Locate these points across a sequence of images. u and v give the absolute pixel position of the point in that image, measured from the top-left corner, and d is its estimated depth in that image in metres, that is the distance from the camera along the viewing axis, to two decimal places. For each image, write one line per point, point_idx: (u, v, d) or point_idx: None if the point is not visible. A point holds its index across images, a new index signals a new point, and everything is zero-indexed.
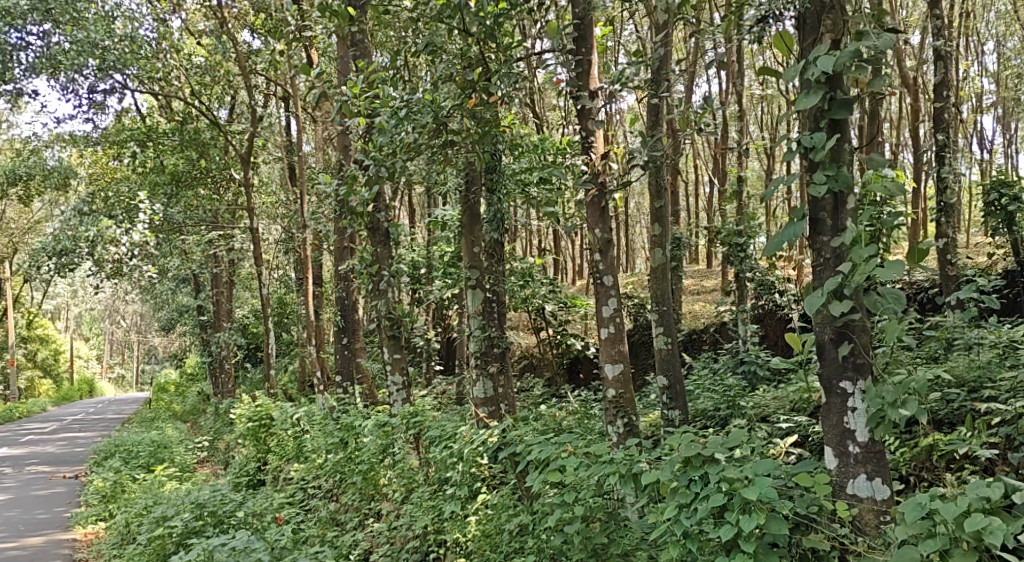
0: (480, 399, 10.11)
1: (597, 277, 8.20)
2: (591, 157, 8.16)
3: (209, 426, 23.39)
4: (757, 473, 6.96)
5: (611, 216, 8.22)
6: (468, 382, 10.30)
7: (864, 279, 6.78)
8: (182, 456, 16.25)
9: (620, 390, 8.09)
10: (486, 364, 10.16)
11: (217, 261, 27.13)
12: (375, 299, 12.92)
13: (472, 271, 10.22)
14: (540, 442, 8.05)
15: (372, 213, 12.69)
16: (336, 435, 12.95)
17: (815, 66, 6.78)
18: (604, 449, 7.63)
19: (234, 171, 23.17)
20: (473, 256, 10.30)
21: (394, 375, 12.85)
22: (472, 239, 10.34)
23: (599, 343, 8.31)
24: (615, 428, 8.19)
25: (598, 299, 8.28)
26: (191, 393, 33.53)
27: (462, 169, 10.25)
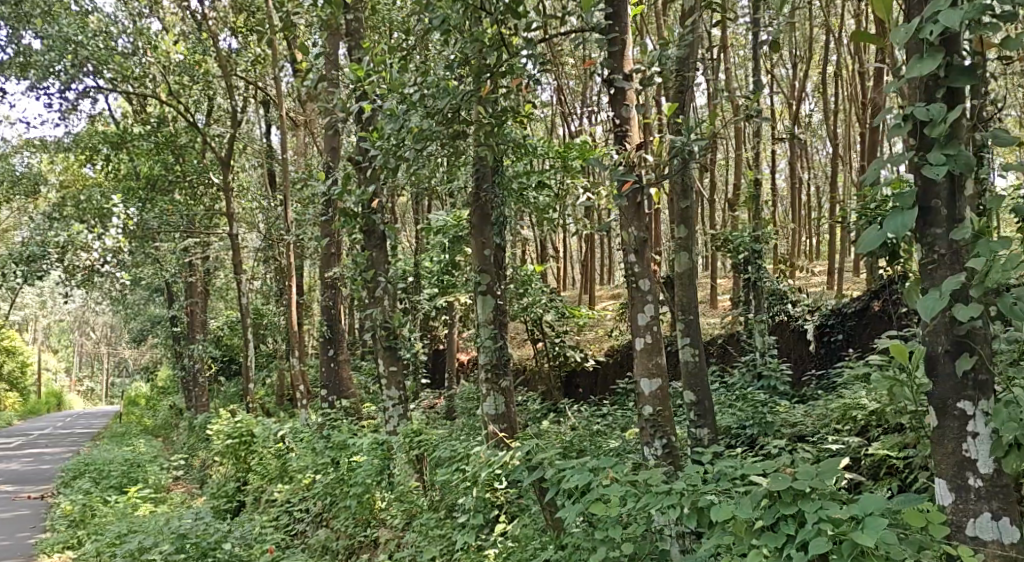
0: (489, 415, 9.21)
1: (633, 280, 7.54)
2: (625, 148, 7.43)
3: (183, 442, 22.35)
4: (865, 512, 6.11)
5: (648, 212, 7.51)
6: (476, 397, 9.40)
7: (997, 283, 6.00)
8: (156, 476, 15.24)
9: (659, 406, 7.35)
10: (497, 378, 9.29)
11: (193, 270, 26.19)
12: (370, 307, 12.10)
13: (481, 274, 9.38)
14: (574, 467, 7.17)
15: (367, 216, 11.88)
16: (326, 455, 12.05)
17: (935, 24, 5.97)
18: (659, 476, 6.80)
19: (212, 174, 22.26)
20: (482, 260, 9.45)
21: (390, 390, 11.94)
22: (480, 240, 9.47)
23: (633, 354, 7.62)
24: (652, 451, 7.46)
25: (633, 305, 7.56)
26: (164, 407, 32.43)
27: (472, 163, 9.43)
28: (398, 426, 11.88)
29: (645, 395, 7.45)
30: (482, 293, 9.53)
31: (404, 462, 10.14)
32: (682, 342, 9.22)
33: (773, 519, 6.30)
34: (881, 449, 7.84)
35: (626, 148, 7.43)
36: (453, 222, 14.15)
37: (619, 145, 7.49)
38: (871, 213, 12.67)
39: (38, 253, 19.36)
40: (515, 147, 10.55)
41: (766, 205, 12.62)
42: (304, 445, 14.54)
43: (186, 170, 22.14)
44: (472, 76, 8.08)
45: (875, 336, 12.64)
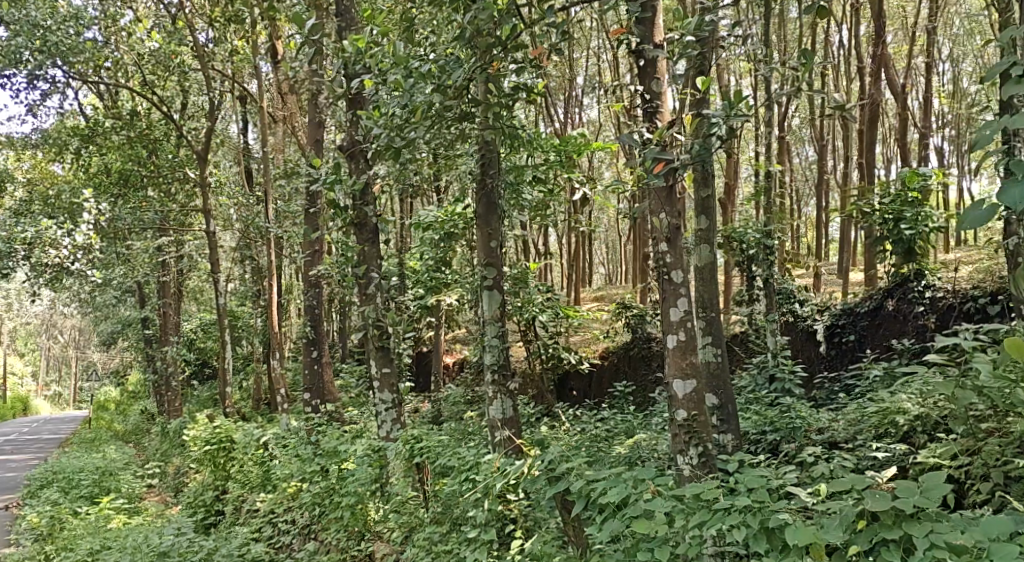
0: (500, 422, 8.59)
1: (665, 272, 7.71)
2: (656, 125, 7.66)
3: (156, 448, 21.47)
4: (985, 538, 6.30)
5: (679, 197, 7.64)
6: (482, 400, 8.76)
7: None
8: (130, 484, 14.45)
9: (694, 410, 7.54)
10: (505, 380, 8.66)
11: (166, 269, 25.33)
12: (360, 307, 11.46)
13: (488, 268, 8.73)
14: (607, 478, 7.15)
15: (357, 208, 11.29)
16: (315, 462, 11.36)
17: None
18: (715, 492, 6.91)
19: (188, 169, 21.47)
20: (488, 253, 8.85)
21: (383, 393, 11.25)
22: (486, 232, 8.91)
23: (667, 353, 7.79)
24: (686, 459, 7.60)
25: (664, 300, 7.75)
26: (134, 412, 31.38)
27: (477, 147, 8.80)
28: (391, 431, 11.24)
29: (676, 395, 7.64)
30: (489, 288, 8.86)
31: (402, 470, 9.55)
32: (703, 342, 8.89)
33: (872, 543, 6.50)
34: (932, 458, 7.91)
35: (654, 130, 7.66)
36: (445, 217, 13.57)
37: (648, 124, 7.57)
38: (885, 210, 12.25)
39: (3, 251, 18.51)
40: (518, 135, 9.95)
41: (774, 200, 12.20)
42: (288, 451, 13.85)
43: (160, 165, 21.30)
44: (478, 53, 7.61)
45: (888, 337, 12.22)
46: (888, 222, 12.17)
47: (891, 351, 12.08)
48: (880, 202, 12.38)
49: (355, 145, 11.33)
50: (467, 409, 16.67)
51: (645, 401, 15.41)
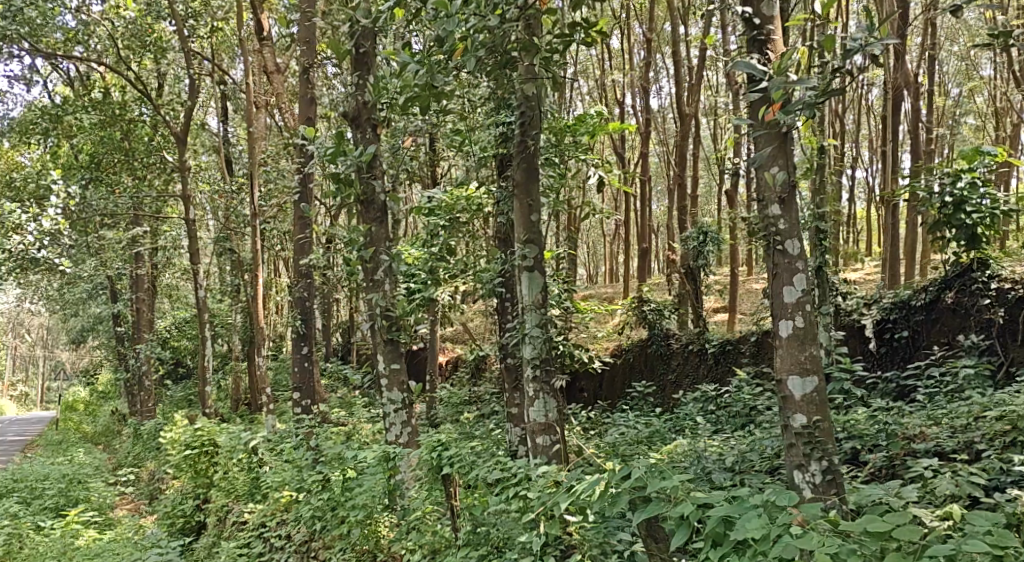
0: (540, 438, 8.24)
1: (779, 246, 7.84)
2: (768, 55, 8.02)
3: (128, 453, 20.02)
4: None
5: (793, 141, 7.79)
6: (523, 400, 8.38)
7: None
8: (102, 493, 13.08)
9: (819, 416, 7.64)
10: (547, 379, 8.27)
11: (140, 261, 23.86)
12: (365, 294, 10.23)
13: (529, 247, 8.27)
14: (742, 508, 6.69)
15: (363, 182, 10.05)
16: (315, 470, 10.13)
17: None
18: (914, 532, 6.43)
19: (165, 153, 20.13)
20: (528, 229, 8.39)
21: (391, 392, 10.02)
22: (525, 205, 8.44)
23: (777, 346, 7.88)
24: (808, 478, 7.66)
25: (779, 277, 7.88)
26: (104, 413, 29.78)
27: (517, 105, 8.41)
28: (401, 436, 9.98)
29: (790, 393, 7.75)
30: (530, 269, 8.38)
31: (426, 480, 8.47)
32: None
33: None
34: None
35: (766, 65, 7.93)
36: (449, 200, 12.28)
37: (759, 57, 7.88)
38: (949, 194, 10.90)
39: None
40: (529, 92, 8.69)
41: (827, 178, 11.04)
42: (280, 456, 12.56)
43: (134, 148, 19.77)
44: None
45: (947, 333, 11.11)
46: (948, 208, 10.92)
47: (954, 348, 10.97)
48: (937, 184, 11.04)
49: (360, 113, 10.11)
50: (468, 411, 15.46)
51: (665, 402, 14.26)
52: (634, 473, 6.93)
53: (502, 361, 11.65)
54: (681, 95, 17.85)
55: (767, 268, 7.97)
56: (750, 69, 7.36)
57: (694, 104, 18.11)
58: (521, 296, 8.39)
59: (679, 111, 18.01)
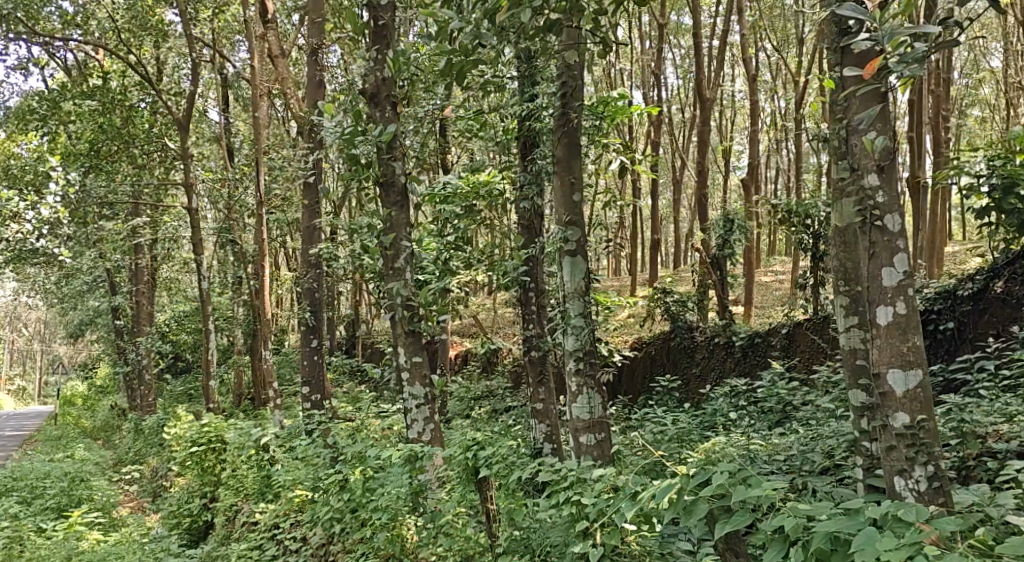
0: (582, 437, 8.25)
1: (877, 221, 7.31)
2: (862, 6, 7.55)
3: (129, 448, 19.47)
4: None
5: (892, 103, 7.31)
6: (567, 396, 8.38)
7: None
8: (106, 491, 12.54)
9: (927, 413, 7.13)
10: (591, 374, 8.31)
11: (140, 251, 23.30)
12: (385, 283, 9.66)
13: (570, 232, 8.31)
14: (854, 522, 6.20)
15: (383, 164, 9.52)
16: (333, 469, 9.60)
17: None
18: None
19: (167, 141, 19.53)
20: (570, 209, 8.42)
21: (413, 386, 9.49)
22: (566, 182, 8.47)
23: (873, 335, 7.33)
24: (914, 482, 7.15)
25: (875, 256, 7.33)
26: (104, 408, 29.25)
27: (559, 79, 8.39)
28: (423, 433, 9.43)
29: (890, 388, 7.21)
30: (571, 253, 8.44)
31: (461, 482, 7.99)
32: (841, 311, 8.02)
33: None
34: None
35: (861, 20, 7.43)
36: (469, 186, 11.72)
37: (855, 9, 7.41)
38: (1000, 173, 10.30)
39: None
40: (573, 63, 8.54)
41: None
42: (292, 454, 12.02)
43: (135, 133, 18.99)
44: None
45: (997, 324, 10.57)
46: (999, 189, 10.33)
47: (1009, 339, 10.39)
48: (988, 164, 10.44)
49: (380, 90, 9.54)
50: (483, 406, 14.95)
51: (690, 397, 13.72)
52: (735, 474, 6.44)
53: (525, 355, 11.13)
54: (700, 81, 17.33)
55: (863, 247, 7.40)
56: (855, 13, 6.63)
57: (713, 89, 17.57)
58: (563, 285, 8.41)
59: (699, 96, 17.45)
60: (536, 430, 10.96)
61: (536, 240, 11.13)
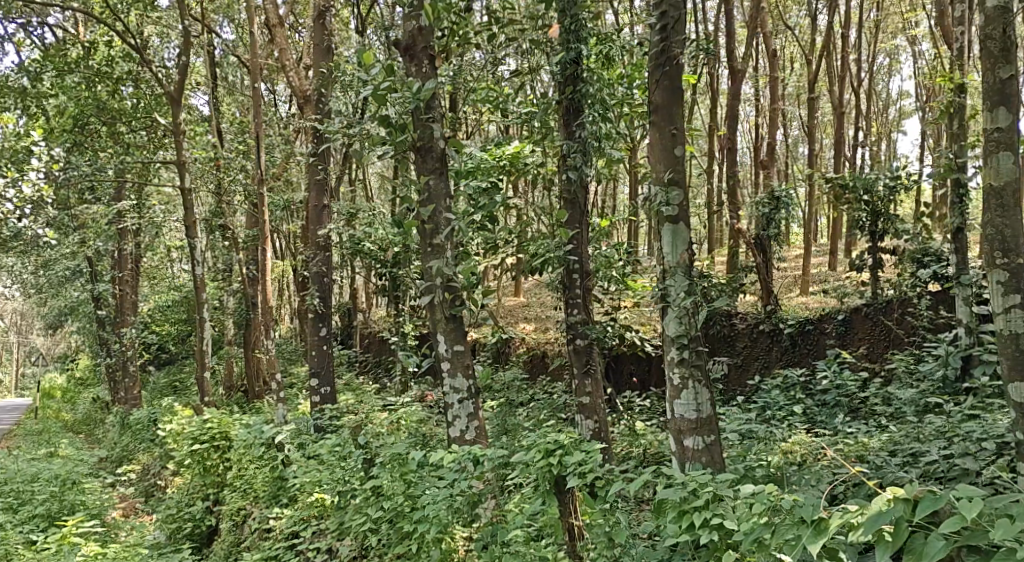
0: (687, 439, 7.80)
1: None
2: None
3: (119, 443, 18.27)
4: None
5: None
6: (669, 395, 7.88)
7: None
8: (100, 496, 11.36)
9: None
10: (699, 363, 7.80)
11: (124, 236, 21.94)
12: (421, 260, 8.54)
13: (669, 194, 7.81)
14: None
15: (420, 126, 8.42)
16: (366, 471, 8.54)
17: None
18: None
19: (156, 116, 18.17)
20: (670, 165, 7.93)
21: (454, 378, 8.42)
22: (666, 135, 7.90)
23: None
24: None
25: None
26: (84, 400, 27.84)
27: (653, 26, 7.93)
28: (466, 431, 8.38)
29: None
30: (672, 220, 7.92)
31: (539, 494, 7.18)
32: (992, 283, 7.70)
33: None
34: None
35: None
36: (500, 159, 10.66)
37: None
38: None
39: None
40: (662, 7, 7.94)
41: (967, 122, 9.65)
42: (308, 453, 10.93)
43: (120, 110, 17.76)
44: None
45: None
46: None
47: None
48: None
49: (415, 42, 8.49)
50: (507, 398, 13.95)
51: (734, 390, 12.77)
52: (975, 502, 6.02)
53: (569, 343, 10.02)
54: (731, 52, 16.30)
55: None
56: None
57: (744, 61, 16.56)
58: (665, 259, 7.91)
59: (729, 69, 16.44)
60: (582, 427, 9.96)
61: (580, 216, 10.04)
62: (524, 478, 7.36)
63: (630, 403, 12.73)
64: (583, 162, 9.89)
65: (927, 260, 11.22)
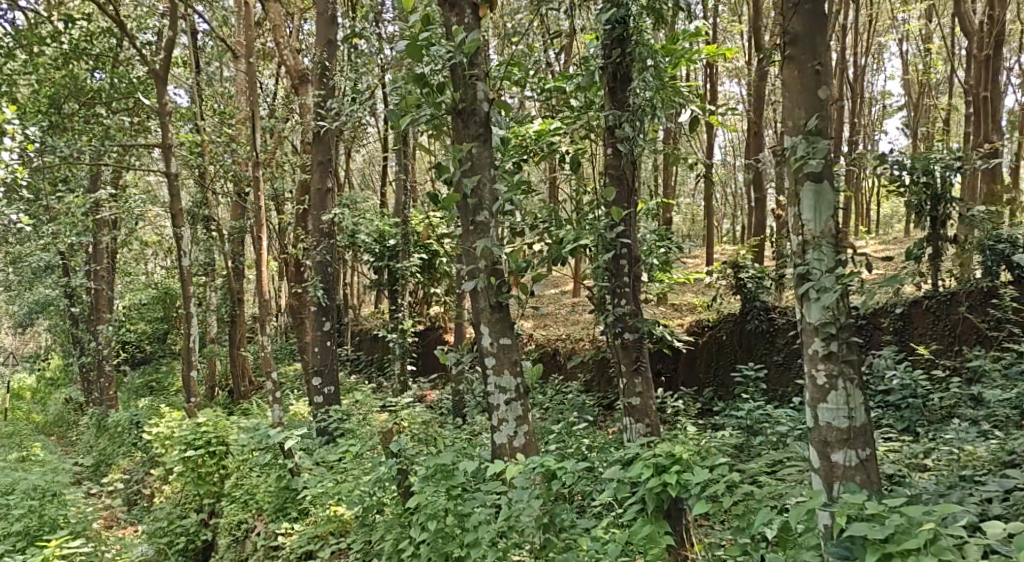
0: (836, 453, 7.05)
1: None
2: None
3: (95, 447, 17.00)
4: None
5: None
6: (816, 398, 7.13)
7: None
8: (84, 510, 10.20)
9: None
10: (849, 353, 7.07)
11: (101, 228, 20.57)
12: (463, 239, 7.63)
13: (804, 143, 7.13)
14: None
15: (461, 86, 7.40)
16: (395, 484, 7.55)
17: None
18: None
19: (140, 96, 16.38)
20: (816, 111, 7.20)
21: (500, 378, 7.52)
22: (809, 74, 7.21)
23: None
24: None
25: None
26: (55, 402, 26.35)
27: None
28: (516, 437, 7.48)
29: None
30: (810, 176, 7.20)
31: (647, 520, 6.58)
32: None
33: None
34: None
35: None
36: (527, 137, 9.86)
37: None
38: None
39: None
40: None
41: None
42: (321, 461, 9.86)
43: (98, 89, 16.00)
44: None
45: None
46: None
47: None
48: None
49: None
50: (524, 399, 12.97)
51: (778, 391, 12.03)
52: None
53: (617, 339, 9.04)
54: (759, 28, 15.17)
55: None
56: None
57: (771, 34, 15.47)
58: (805, 227, 7.18)
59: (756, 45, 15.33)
60: (630, 432, 8.97)
61: (628, 194, 9.06)
62: (631, 498, 6.78)
63: (663, 404, 11.81)
64: (640, 132, 8.99)
65: (1001, 248, 10.38)
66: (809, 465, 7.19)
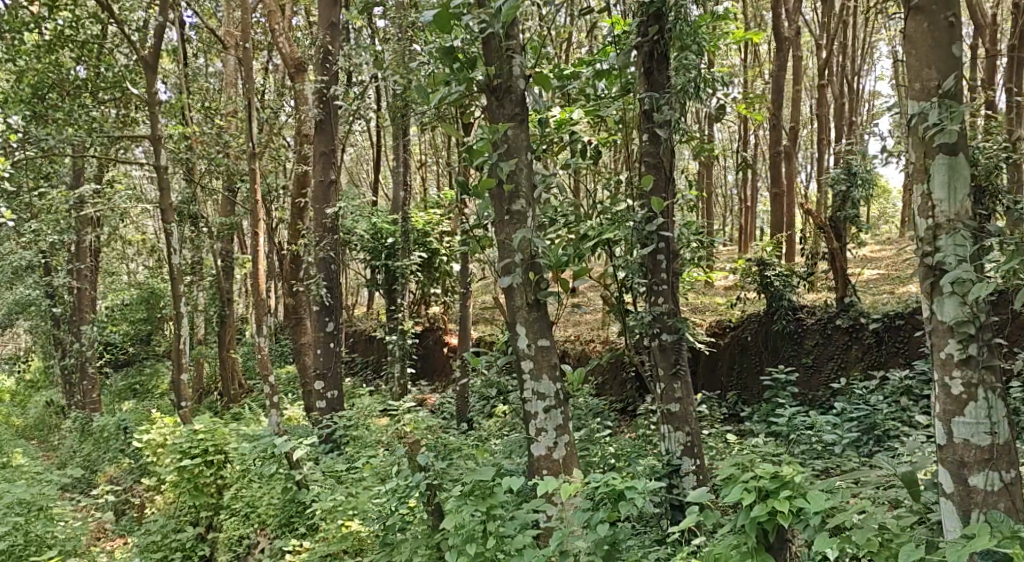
0: (975, 477, 6.52)
1: None
2: None
3: (79, 453, 16.14)
4: None
5: None
6: (954, 410, 6.57)
7: None
8: (71, 528, 9.41)
9: None
10: (993, 361, 6.53)
11: (83, 226, 19.62)
12: (497, 229, 7.13)
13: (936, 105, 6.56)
14: None
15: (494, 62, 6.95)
16: (422, 500, 6.88)
17: None
18: None
19: (132, 85, 15.26)
20: (948, 68, 6.62)
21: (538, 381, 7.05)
22: (940, 28, 6.64)
23: None
24: None
25: None
26: (32, 405, 25.32)
27: None
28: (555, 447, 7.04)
29: None
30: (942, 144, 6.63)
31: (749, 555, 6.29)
32: None
33: None
34: None
35: None
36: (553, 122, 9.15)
37: None
38: None
39: None
40: None
41: None
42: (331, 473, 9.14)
43: (88, 78, 14.74)
44: None
45: None
46: None
47: None
48: None
49: None
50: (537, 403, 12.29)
51: (808, 396, 11.42)
52: None
53: (654, 339, 8.39)
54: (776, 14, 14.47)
55: None
56: None
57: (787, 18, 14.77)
58: (937, 206, 6.60)
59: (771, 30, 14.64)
60: (668, 441, 8.32)
61: (666, 183, 8.41)
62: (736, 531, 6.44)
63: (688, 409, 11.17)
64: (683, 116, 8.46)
65: None
66: (939, 487, 6.65)
